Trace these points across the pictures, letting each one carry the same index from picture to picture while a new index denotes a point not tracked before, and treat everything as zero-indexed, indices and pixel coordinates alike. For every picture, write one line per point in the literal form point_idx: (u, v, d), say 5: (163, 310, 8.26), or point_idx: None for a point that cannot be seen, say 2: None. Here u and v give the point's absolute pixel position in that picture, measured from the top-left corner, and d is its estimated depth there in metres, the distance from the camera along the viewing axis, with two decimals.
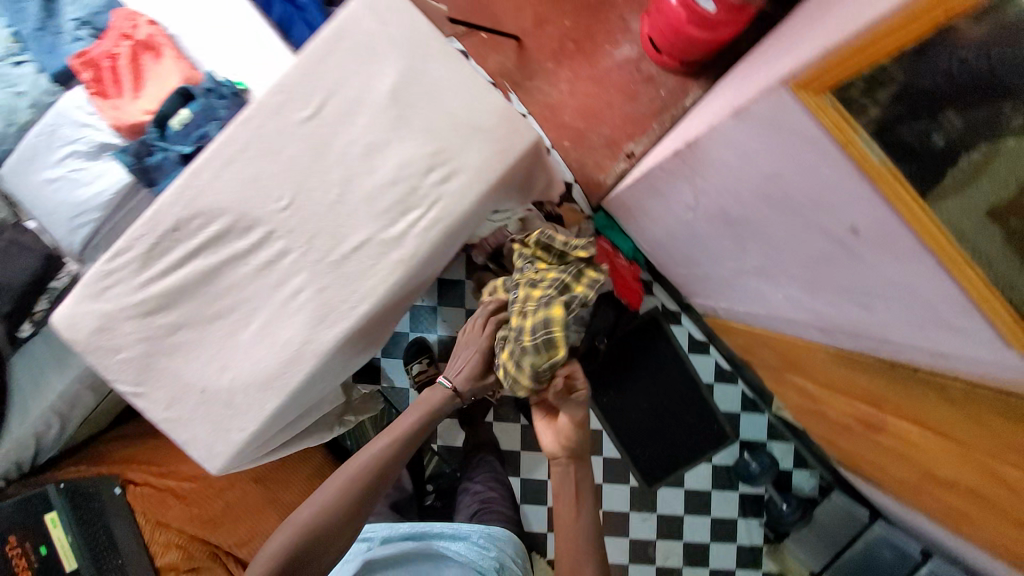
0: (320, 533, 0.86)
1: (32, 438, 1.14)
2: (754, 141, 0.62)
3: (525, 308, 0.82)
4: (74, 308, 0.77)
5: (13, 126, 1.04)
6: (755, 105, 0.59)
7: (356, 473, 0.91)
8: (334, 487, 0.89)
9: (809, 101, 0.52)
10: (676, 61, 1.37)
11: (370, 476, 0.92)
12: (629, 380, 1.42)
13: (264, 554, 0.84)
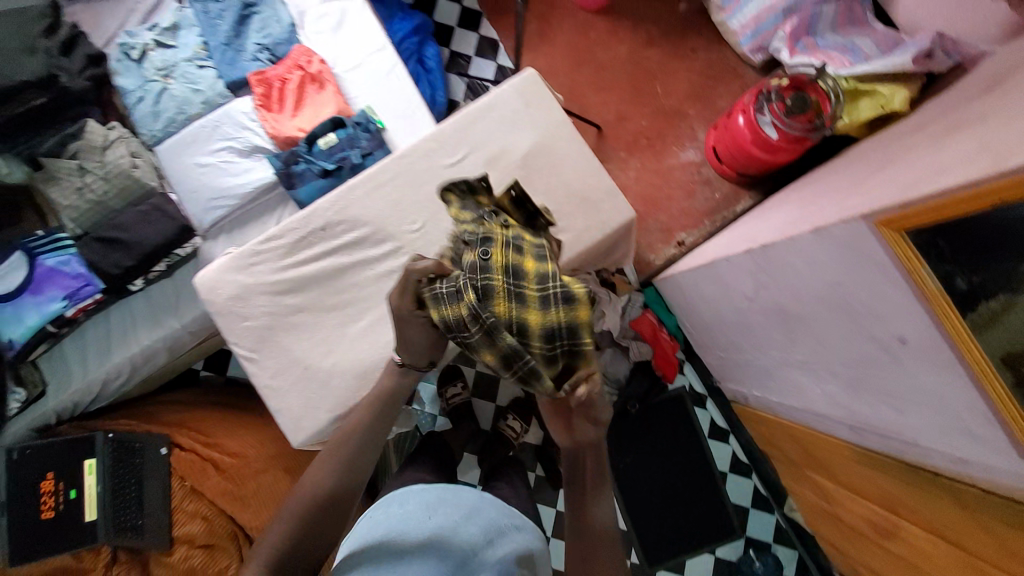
0: (324, 511, 0.74)
1: (98, 383, 1.21)
2: (829, 254, 0.76)
3: (521, 294, 0.66)
4: (218, 276, 0.91)
5: (183, 115, 1.19)
6: (835, 226, 0.73)
7: (343, 452, 0.79)
8: (325, 471, 0.77)
9: (889, 234, 0.65)
10: (733, 173, 1.56)
11: (355, 461, 0.79)
12: (647, 450, 1.49)
13: (265, 546, 0.71)
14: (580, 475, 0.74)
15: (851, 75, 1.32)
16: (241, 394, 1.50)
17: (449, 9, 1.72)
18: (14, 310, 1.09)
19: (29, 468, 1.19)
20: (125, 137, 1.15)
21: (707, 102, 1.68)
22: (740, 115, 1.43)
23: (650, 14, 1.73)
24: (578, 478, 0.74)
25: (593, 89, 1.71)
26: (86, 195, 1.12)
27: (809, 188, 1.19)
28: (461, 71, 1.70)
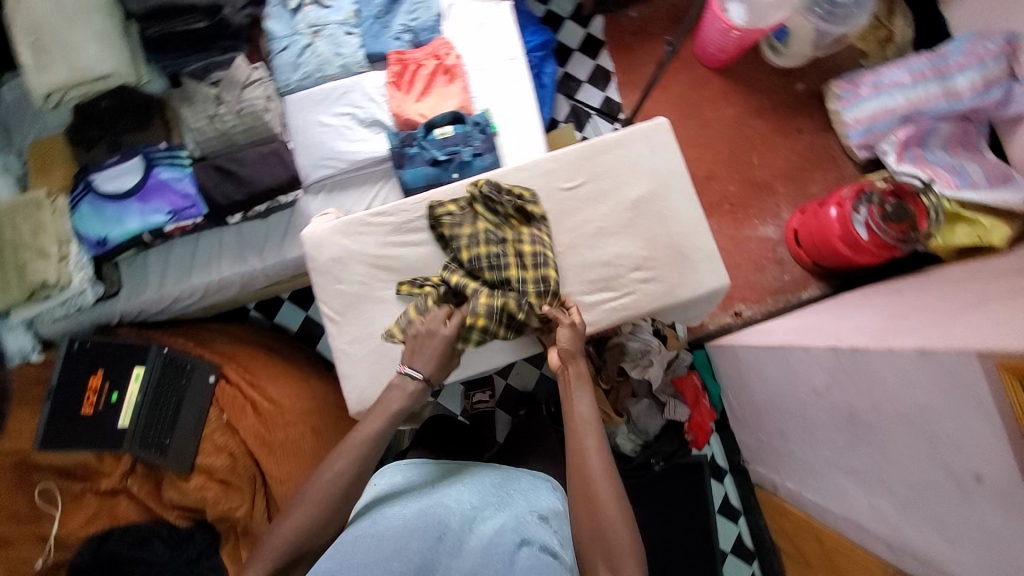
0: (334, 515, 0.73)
1: (170, 297, 1.26)
2: (925, 377, 0.77)
3: (523, 264, 0.89)
4: (327, 236, 0.97)
5: (319, 74, 1.25)
6: (942, 354, 0.74)
7: (357, 453, 0.76)
8: (329, 474, 0.74)
9: (1010, 378, 0.65)
10: (810, 261, 1.56)
11: (365, 453, 0.76)
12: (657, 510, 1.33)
13: (273, 540, 0.71)
14: (581, 453, 0.74)
15: (954, 199, 1.35)
16: (291, 343, 1.59)
17: (574, 33, 1.77)
18: (119, 212, 1.13)
19: (83, 364, 1.27)
20: (265, 80, 1.21)
21: (799, 184, 1.69)
22: (834, 207, 1.41)
23: (765, 87, 1.76)
24: (580, 452, 0.74)
25: (691, 142, 1.73)
26: (215, 123, 1.17)
27: (892, 298, 1.20)
28: (569, 94, 1.74)
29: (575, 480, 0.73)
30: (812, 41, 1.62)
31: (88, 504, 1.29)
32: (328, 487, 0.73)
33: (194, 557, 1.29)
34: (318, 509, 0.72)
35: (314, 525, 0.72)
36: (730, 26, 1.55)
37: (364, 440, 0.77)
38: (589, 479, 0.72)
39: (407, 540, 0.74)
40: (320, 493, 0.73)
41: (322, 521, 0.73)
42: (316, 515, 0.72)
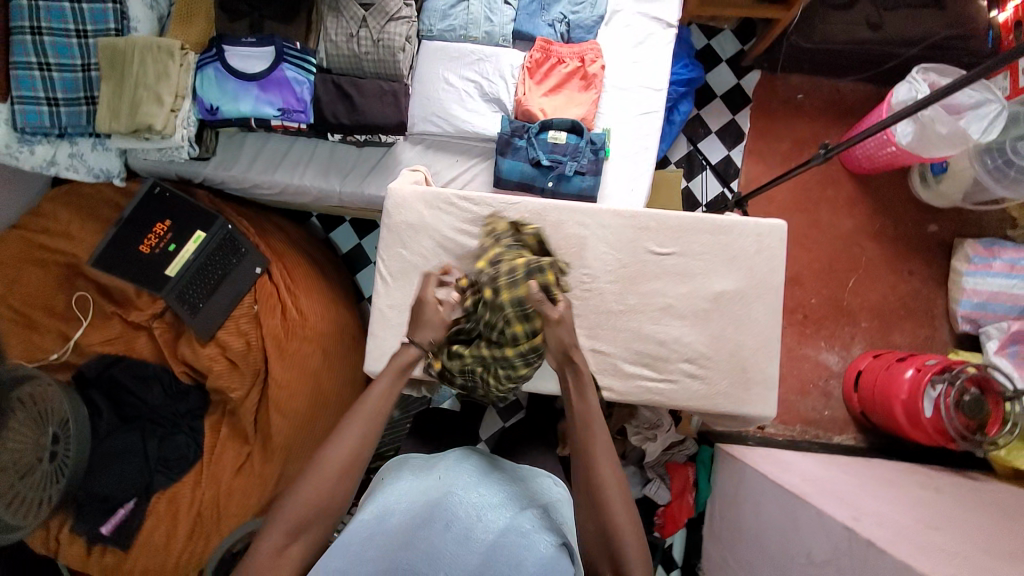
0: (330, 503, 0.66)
1: (251, 183, 1.31)
2: None
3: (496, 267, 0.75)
4: (410, 199, 0.97)
5: (464, 32, 1.24)
6: None
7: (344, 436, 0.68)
8: (342, 444, 0.67)
9: None
10: (859, 407, 1.47)
11: (371, 417, 0.70)
12: None
13: (273, 529, 0.64)
14: (590, 455, 0.68)
15: None
16: (335, 264, 1.63)
17: (725, 79, 1.66)
18: (237, 89, 1.16)
19: (156, 208, 1.31)
20: (412, 20, 1.19)
21: (882, 327, 1.58)
22: (911, 369, 1.30)
23: (895, 214, 1.63)
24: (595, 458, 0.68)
25: (793, 238, 1.63)
26: (351, 43, 1.18)
27: (928, 490, 1.12)
28: (693, 139, 1.65)
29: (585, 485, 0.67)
30: (967, 189, 1.48)
31: (113, 327, 1.37)
32: (340, 460, 0.67)
33: (180, 412, 1.36)
34: (332, 482, 0.66)
35: (329, 497, 0.66)
36: (892, 140, 1.40)
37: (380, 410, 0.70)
38: (601, 489, 0.66)
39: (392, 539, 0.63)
40: (331, 463, 0.66)
41: (335, 498, 0.66)
42: (329, 490, 0.66)
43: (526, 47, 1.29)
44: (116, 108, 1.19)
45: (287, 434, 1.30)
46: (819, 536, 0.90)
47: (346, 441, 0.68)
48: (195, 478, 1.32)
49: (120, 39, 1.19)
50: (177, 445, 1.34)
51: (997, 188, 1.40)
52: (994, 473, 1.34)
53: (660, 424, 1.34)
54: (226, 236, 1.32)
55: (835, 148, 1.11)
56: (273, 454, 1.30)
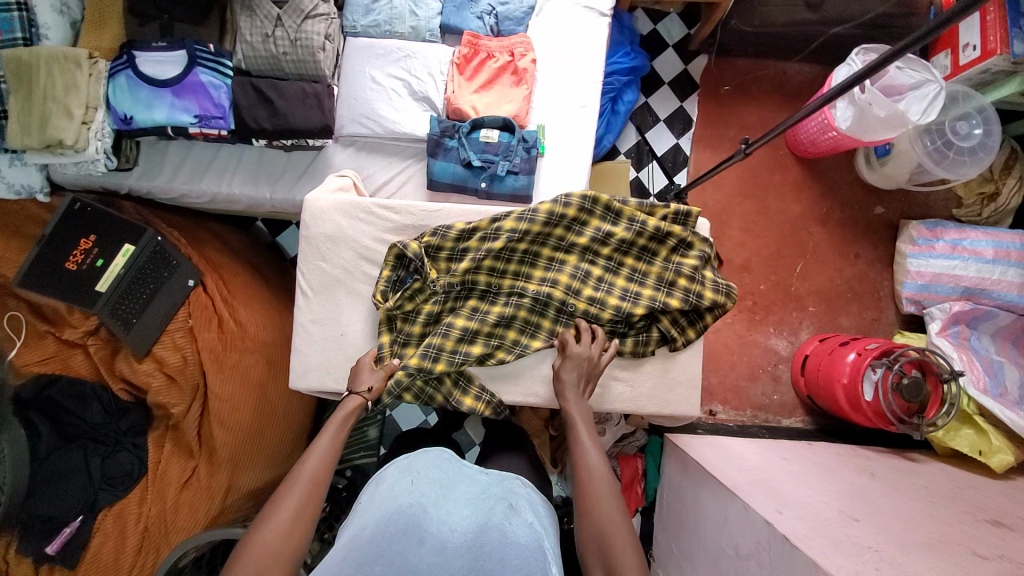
0: (307, 507, 0.72)
1: (178, 192, 1.27)
2: None
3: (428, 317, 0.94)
4: (328, 209, 0.96)
5: (388, 27, 1.22)
6: None
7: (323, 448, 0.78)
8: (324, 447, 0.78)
9: None
10: (805, 391, 1.50)
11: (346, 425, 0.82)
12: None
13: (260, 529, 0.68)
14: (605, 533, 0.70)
15: (975, 400, 1.27)
16: (278, 269, 1.59)
17: (671, 64, 1.64)
18: (151, 97, 1.12)
19: (80, 224, 1.26)
20: (331, 17, 1.17)
21: (830, 311, 1.60)
22: (852, 353, 1.32)
23: (841, 197, 1.63)
24: (594, 498, 0.73)
25: (742, 225, 1.63)
26: (268, 43, 1.14)
27: (862, 475, 1.14)
28: (641, 127, 1.63)
29: (586, 509, 0.73)
30: (911, 172, 1.46)
31: (48, 346, 1.34)
32: (308, 483, 0.73)
33: (123, 430, 1.35)
34: (288, 527, 0.69)
35: (288, 543, 0.68)
36: (832, 123, 1.39)
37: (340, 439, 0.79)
38: (593, 510, 0.72)
39: (387, 542, 0.70)
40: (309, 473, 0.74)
41: (291, 547, 0.68)
42: (300, 512, 0.71)
43: (456, 41, 1.27)
44: (25, 122, 1.12)
45: (232, 448, 1.29)
46: (745, 531, 0.92)
47: (299, 491, 0.72)
48: (140, 495, 1.30)
49: (25, 50, 1.13)
50: (120, 463, 1.32)
51: (938, 170, 1.39)
52: (934, 452, 1.38)
53: (609, 418, 1.39)
54: (154, 249, 1.29)
55: (753, 143, 1.11)
56: (218, 468, 1.28)
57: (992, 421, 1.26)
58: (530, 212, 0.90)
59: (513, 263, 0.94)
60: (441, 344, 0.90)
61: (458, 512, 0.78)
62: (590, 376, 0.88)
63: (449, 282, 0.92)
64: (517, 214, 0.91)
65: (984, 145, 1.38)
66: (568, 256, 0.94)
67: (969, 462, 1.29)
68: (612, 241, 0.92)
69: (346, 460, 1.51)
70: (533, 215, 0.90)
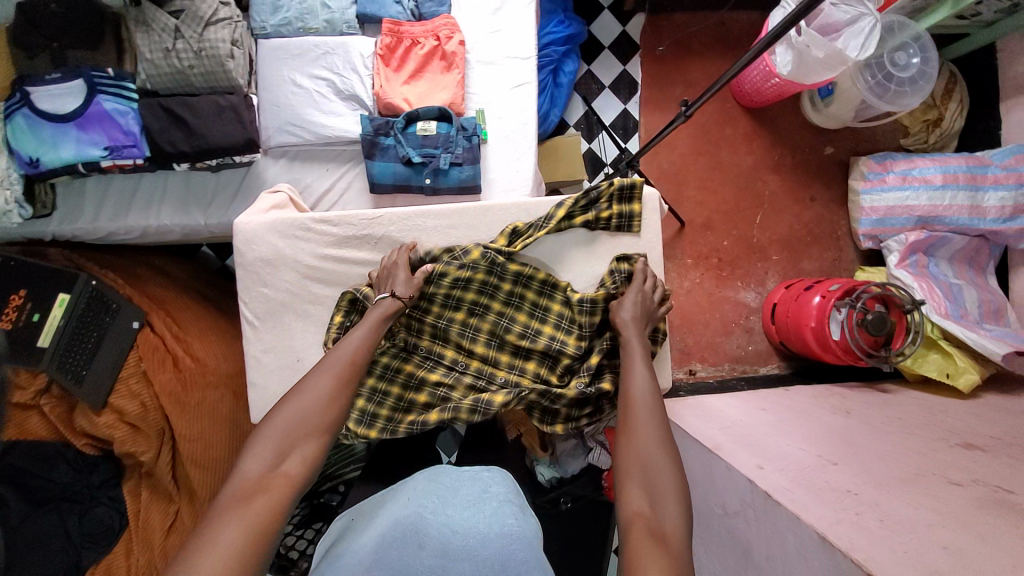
0: (315, 418, 0.69)
1: (105, 232, 1.19)
2: (817, 561, 0.68)
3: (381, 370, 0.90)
4: (262, 231, 0.90)
5: (301, 24, 1.14)
6: (851, 550, 0.64)
7: (345, 356, 0.76)
8: (340, 359, 0.75)
9: None
10: (777, 338, 1.52)
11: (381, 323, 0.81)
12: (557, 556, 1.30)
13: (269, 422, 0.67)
14: (654, 484, 0.65)
15: (939, 325, 1.30)
16: (233, 294, 1.53)
17: (608, 27, 1.60)
18: (53, 135, 1.03)
19: (7, 281, 1.18)
20: (235, 20, 1.08)
21: (793, 256, 1.62)
22: (818, 296, 1.34)
23: (792, 143, 1.63)
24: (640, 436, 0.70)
25: (699, 182, 1.61)
26: (170, 59, 1.05)
27: (838, 414, 1.17)
28: (586, 97, 1.59)
29: (632, 435, 0.70)
30: (856, 110, 1.47)
31: None
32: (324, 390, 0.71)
33: (96, 484, 1.30)
34: (319, 410, 0.70)
35: (301, 429, 0.68)
36: (775, 70, 1.38)
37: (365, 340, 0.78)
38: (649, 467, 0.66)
39: (389, 553, 0.65)
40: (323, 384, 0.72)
41: (297, 437, 0.67)
42: (304, 420, 0.68)
43: (377, 30, 1.20)
44: None
45: (212, 486, 1.25)
46: (730, 490, 0.94)
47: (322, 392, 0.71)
48: (126, 547, 1.26)
49: None
50: (100, 518, 1.27)
51: (883, 104, 1.38)
52: (904, 379, 1.42)
53: None
54: (90, 295, 1.21)
55: (692, 105, 1.08)
56: (200, 507, 1.24)
57: (956, 343, 1.29)
58: (492, 267, 0.90)
59: (483, 330, 0.92)
60: (403, 410, 0.88)
61: (464, 509, 0.73)
62: (648, 311, 0.86)
63: (415, 344, 0.92)
64: (482, 271, 0.91)
65: (924, 73, 1.38)
66: (518, 311, 0.92)
67: (937, 385, 1.34)
68: (576, 305, 0.90)
69: (335, 475, 1.47)
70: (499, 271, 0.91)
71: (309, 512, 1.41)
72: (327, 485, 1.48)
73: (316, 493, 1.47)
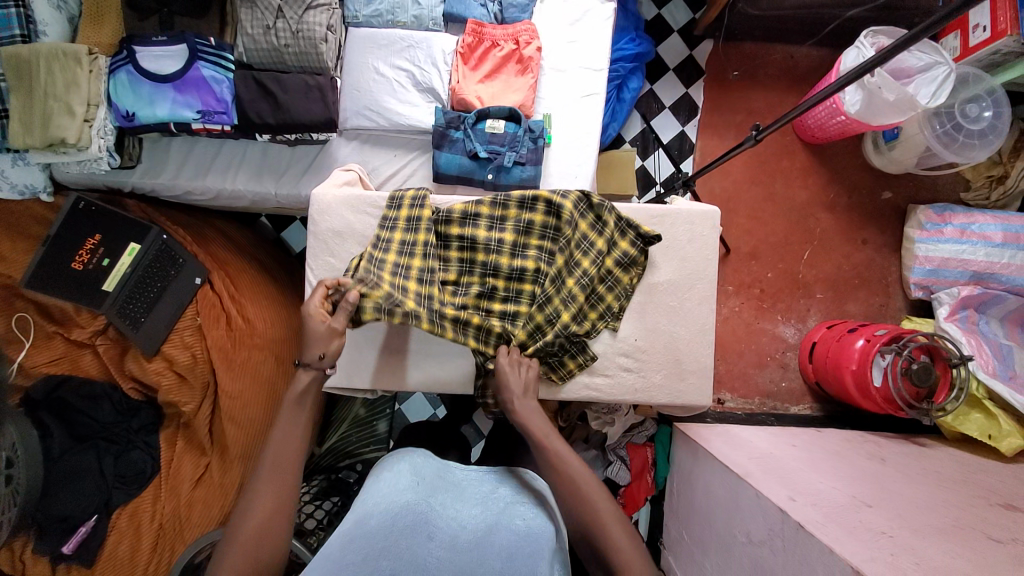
0: (271, 534, 0.69)
1: (181, 190, 1.26)
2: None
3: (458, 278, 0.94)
4: (336, 204, 0.95)
5: (391, 17, 1.21)
6: None
7: (279, 453, 0.74)
8: (271, 458, 0.73)
9: None
10: (813, 377, 1.51)
11: (306, 401, 0.78)
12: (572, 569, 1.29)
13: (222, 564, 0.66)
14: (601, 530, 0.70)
15: (985, 384, 1.27)
16: (285, 264, 1.59)
17: (676, 50, 1.62)
18: (152, 93, 1.10)
19: (85, 223, 1.25)
20: (331, 8, 1.15)
21: (838, 297, 1.60)
22: (862, 339, 1.32)
23: (849, 183, 1.62)
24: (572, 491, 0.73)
25: (749, 212, 1.62)
26: (268, 36, 1.13)
27: (873, 460, 1.15)
28: (646, 115, 1.61)
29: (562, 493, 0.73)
30: (920, 156, 1.45)
31: (57, 346, 1.30)
32: (268, 495, 0.71)
33: (134, 428, 1.31)
34: (268, 517, 0.70)
35: (269, 533, 0.69)
36: (841, 108, 1.38)
37: (301, 428, 0.77)
38: (578, 488, 0.73)
39: (394, 539, 0.77)
40: (271, 484, 0.71)
41: (272, 541, 0.69)
42: (266, 525, 0.69)
43: (460, 30, 1.26)
44: (26, 121, 1.11)
45: (245, 443, 1.28)
46: (758, 518, 0.93)
47: (269, 492, 0.71)
48: (154, 492, 1.27)
49: (25, 47, 1.11)
50: (134, 461, 1.28)
51: (948, 153, 1.37)
52: (943, 436, 1.38)
53: (618, 410, 1.35)
54: (160, 246, 1.28)
55: (764, 129, 1.09)
56: (230, 463, 1.27)
57: (1001, 404, 1.26)
58: (438, 316, 0.88)
59: (476, 264, 0.93)
60: (488, 296, 0.92)
61: (468, 509, 0.88)
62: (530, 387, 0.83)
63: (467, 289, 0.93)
64: (436, 291, 0.90)
65: (995, 128, 1.37)
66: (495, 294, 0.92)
67: (978, 446, 1.30)
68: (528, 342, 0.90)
69: (356, 453, 1.52)
70: (461, 320, 0.89)
71: (326, 484, 1.44)
72: (345, 462, 1.52)
73: (334, 468, 1.50)
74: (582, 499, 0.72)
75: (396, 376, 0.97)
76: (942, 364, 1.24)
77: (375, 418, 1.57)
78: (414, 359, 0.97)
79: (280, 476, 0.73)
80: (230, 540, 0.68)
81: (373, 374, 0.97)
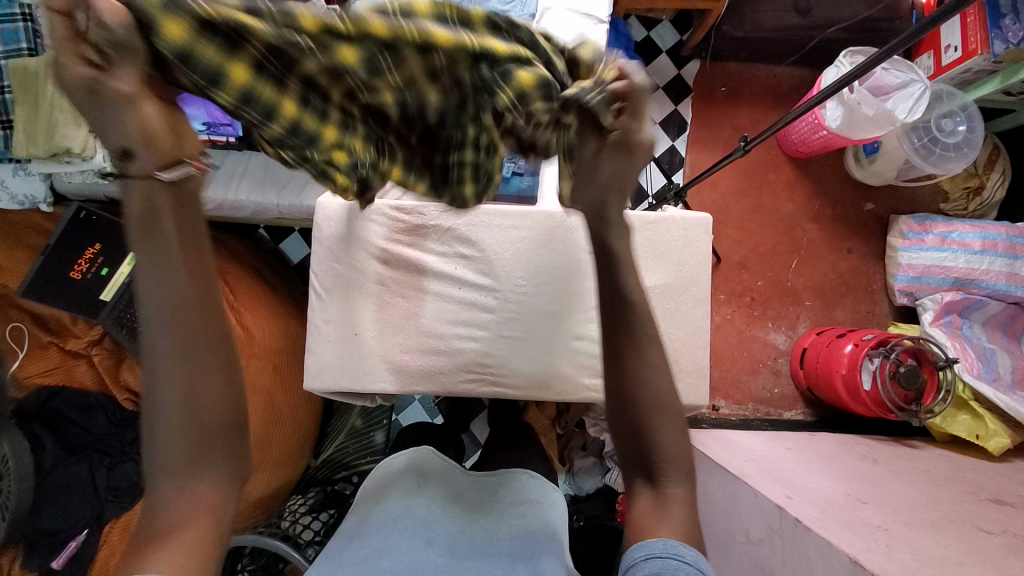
0: (209, 414, 0.53)
1: None
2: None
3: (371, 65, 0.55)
4: (339, 212, 0.97)
5: None
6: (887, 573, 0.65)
7: (170, 303, 0.52)
8: (167, 310, 0.52)
9: None
10: (805, 383, 1.54)
11: (180, 219, 0.53)
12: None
13: (159, 454, 0.52)
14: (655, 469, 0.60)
15: (970, 386, 1.31)
16: (283, 275, 1.60)
17: (665, 69, 1.69)
18: None
19: (84, 233, 1.26)
20: None
21: (826, 305, 1.64)
22: (850, 343, 1.35)
23: (833, 195, 1.68)
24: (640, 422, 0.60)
25: (738, 223, 1.67)
26: None
27: (865, 461, 1.17)
28: None
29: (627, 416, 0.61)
30: (899, 168, 1.52)
31: (51, 357, 1.30)
32: (181, 366, 0.52)
33: (127, 440, 1.29)
34: (192, 393, 0.52)
35: (199, 412, 0.52)
36: (822, 123, 1.44)
37: (188, 260, 0.53)
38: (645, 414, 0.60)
39: (396, 544, 0.78)
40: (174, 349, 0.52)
41: (209, 419, 0.53)
42: (194, 403, 0.52)
43: None
44: (31, 132, 1.13)
45: None
46: (756, 517, 0.95)
47: (176, 358, 0.52)
48: None
49: (32, 60, 1.13)
50: (127, 473, 1.26)
51: (926, 165, 1.44)
52: (932, 439, 1.41)
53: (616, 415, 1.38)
54: None
55: (752, 139, 1.13)
56: None
57: (987, 406, 1.30)
58: (329, 94, 0.58)
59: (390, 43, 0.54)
60: (419, 100, 0.60)
61: (467, 518, 0.89)
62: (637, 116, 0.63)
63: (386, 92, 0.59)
64: (330, 61, 0.54)
65: (968, 140, 1.44)
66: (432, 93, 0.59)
67: (966, 447, 1.33)
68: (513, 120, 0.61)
69: (353, 465, 1.51)
70: (330, 48, 0.53)
71: (322, 496, 1.43)
72: (340, 474, 1.50)
73: (330, 480, 1.49)
74: (642, 407, 0.60)
75: (396, 380, 0.98)
76: (929, 367, 1.28)
77: (370, 427, 1.55)
78: (417, 363, 0.98)
79: (186, 331, 0.52)
80: (156, 429, 0.52)
81: (374, 379, 0.97)
